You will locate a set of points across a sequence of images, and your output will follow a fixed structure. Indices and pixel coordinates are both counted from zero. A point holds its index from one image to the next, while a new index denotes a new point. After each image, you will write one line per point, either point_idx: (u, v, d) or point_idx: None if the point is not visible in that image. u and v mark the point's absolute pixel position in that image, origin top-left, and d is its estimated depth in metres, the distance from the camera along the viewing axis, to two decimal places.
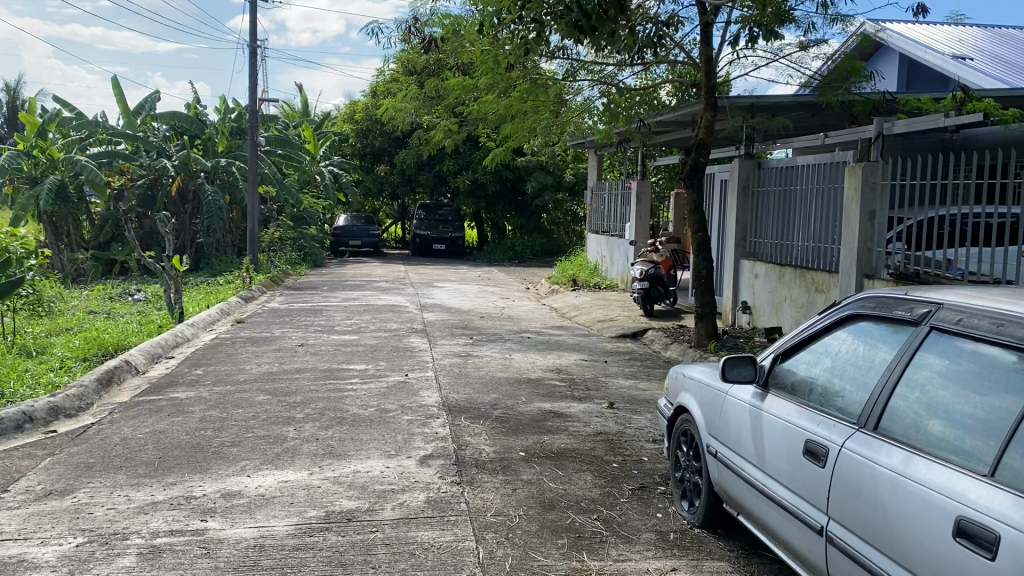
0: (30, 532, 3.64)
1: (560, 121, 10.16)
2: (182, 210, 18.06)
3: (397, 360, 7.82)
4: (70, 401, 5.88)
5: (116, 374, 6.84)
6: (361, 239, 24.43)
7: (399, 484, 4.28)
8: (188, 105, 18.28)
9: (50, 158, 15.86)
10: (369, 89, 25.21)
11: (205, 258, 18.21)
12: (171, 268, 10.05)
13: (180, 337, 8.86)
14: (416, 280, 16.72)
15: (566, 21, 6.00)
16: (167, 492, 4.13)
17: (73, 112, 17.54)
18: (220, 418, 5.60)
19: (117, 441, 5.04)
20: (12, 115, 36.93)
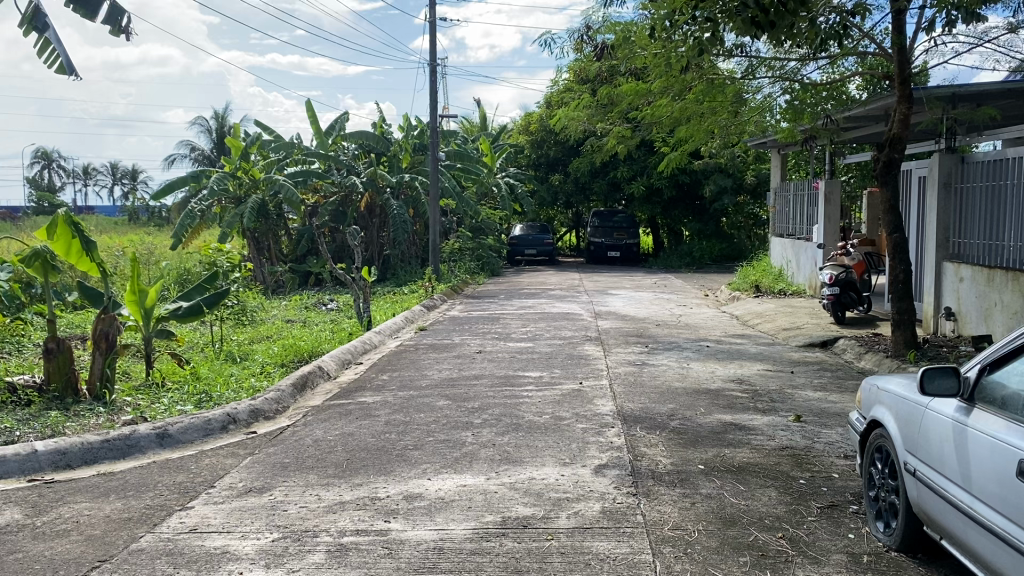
0: (233, 526, 3.90)
1: (739, 122, 9.84)
2: (370, 224, 18.94)
3: (572, 368, 7.82)
4: (269, 404, 6.28)
5: (311, 379, 7.25)
6: (537, 248, 24.74)
7: (574, 493, 4.25)
8: (375, 125, 19.29)
9: (252, 179, 17.13)
10: (544, 100, 25.54)
11: (391, 269, 19.06)
12: (360, 279, 10.59)
13: (368, 344, 9.32)
14: (591, 287, 16.73)
15: (742, 19, 5.78)
16: (355, 493, 4.31)
17: (273, 135, 18.89)
18: (403, 422, 5.81)
19: (310, 443, 5.34)
20: (221, 140, 40.40)
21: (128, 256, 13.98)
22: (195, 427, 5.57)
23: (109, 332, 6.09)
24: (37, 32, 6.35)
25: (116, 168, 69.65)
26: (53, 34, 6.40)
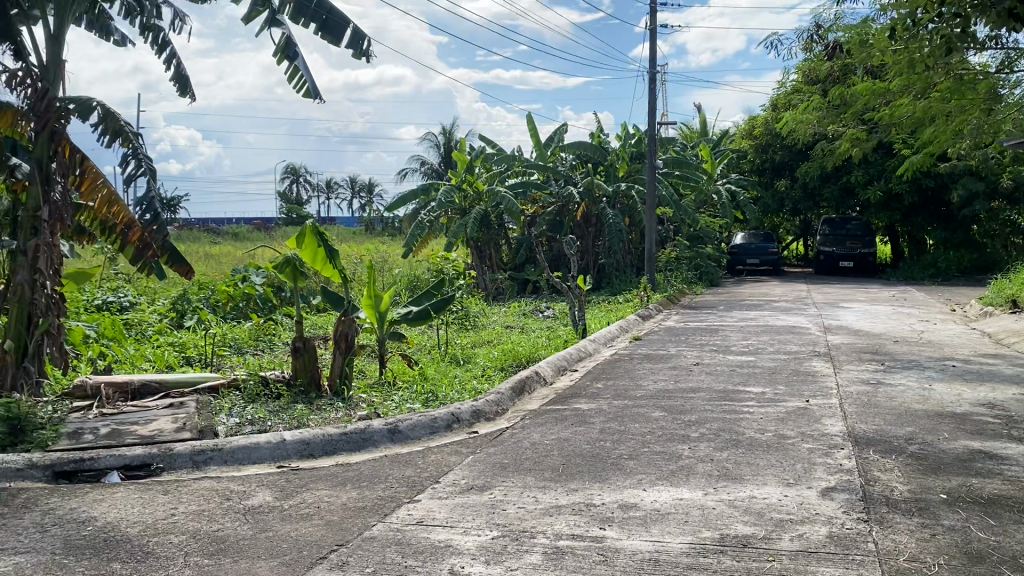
0: (456, 521, 4.08)
1: (993, 121, 8.97)
2: (587, 233, 19.08)
3: (797, 384, 7.46)
4: (490, 405, 6.51)
5: (528, 384, 7.43)
6: (760, 257, 23.89)
7: (798, 515, 4.06)
8: (594, 134, 19.49)
9: (476, 191, 17.89)
10: (769, 103, 24.65)
11: (608, 278, 19.14)
12: (576, 288, 10.72)
13: (584, 352, 9.42)
14: (819, 300, 15.89)
15: (998, 11, 5.29)
16: (571, 498, 4.37)
17: (496, 148, 19.63)
18: (619, 431, 5.82)
19: (528, 446, 5.48)
20: (448, 153, 42.48)
21: (365, 265, 15.06)
22: (422, 424, 5.88)
23: (348, 334, 6.57)
24: (289, 60, 7.00)
25: (355, 182, 75.27)
26: (302, 61, 7.03)
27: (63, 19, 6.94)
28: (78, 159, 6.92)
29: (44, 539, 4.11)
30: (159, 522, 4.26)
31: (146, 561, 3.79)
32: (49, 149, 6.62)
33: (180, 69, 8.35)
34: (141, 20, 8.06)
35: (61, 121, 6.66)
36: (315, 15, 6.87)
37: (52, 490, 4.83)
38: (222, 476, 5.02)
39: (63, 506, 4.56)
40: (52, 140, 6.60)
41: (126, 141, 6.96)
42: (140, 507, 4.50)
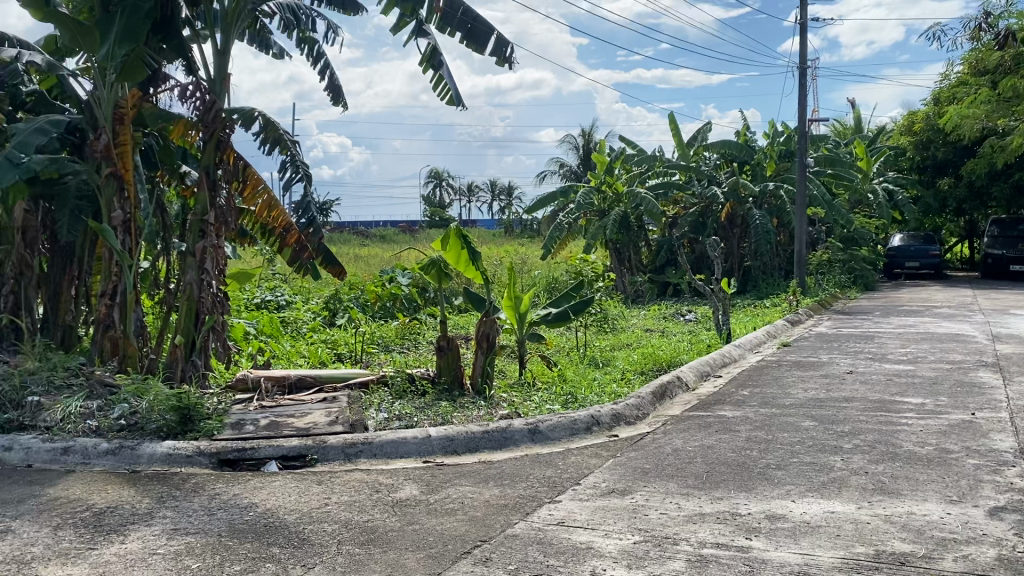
0: (597, 524, 4.08)
1: None
2: (731, 235, 18.52)
3: (961, 396, 7.00)
4: (630, 409, 6.46)
5: (670, 389, 7.32)
6: (919, 260, 22.57)
7: (963, 535, 3.81)
8: (739, 133, 19.00)
9: (615, 193, 17.79)
10: (930, 97, 23.27)
11: (753, 281, 18.61)
12: (720, 291, 10.48)
13: (728, 357, 9.19)
14: (986, 306, 14.85)
15: None
16: (715, 506, 4.28)
17: (636, 148, 19.49)
18: (765, 440, 5.65)
19: (670, 451, 5.41)
20: (587, 155, 42.47)
21: (505, 267, 15.27)
22: (563, 426, 5.91)
23: (490, 334, 6.67)
24: (434, 69, 7.20)
25: (496, 185, 76.56)
26: (446, 70, 7.22)
27: (229, 35, 7.40)
28: (241, 166, 7.37)
29: (211, 521, 4.41)
30: (313, 511, 4.48)
31: (302, 547, 4.00)
32: (216, 157, 7.11)
33: (333, 79, 8.76)
34: (297, 33, 8.52)
35: (226, 130, 7.10)
36: (460, 25, 7.02)
37: (217, 476, 5.18)
38: (371, 469, 5.22)
39: (227, 491, 4.88)
40: (218, 148, 7.08)
41: (284, 148, 7.34)
42: (296, 496, 4.74)
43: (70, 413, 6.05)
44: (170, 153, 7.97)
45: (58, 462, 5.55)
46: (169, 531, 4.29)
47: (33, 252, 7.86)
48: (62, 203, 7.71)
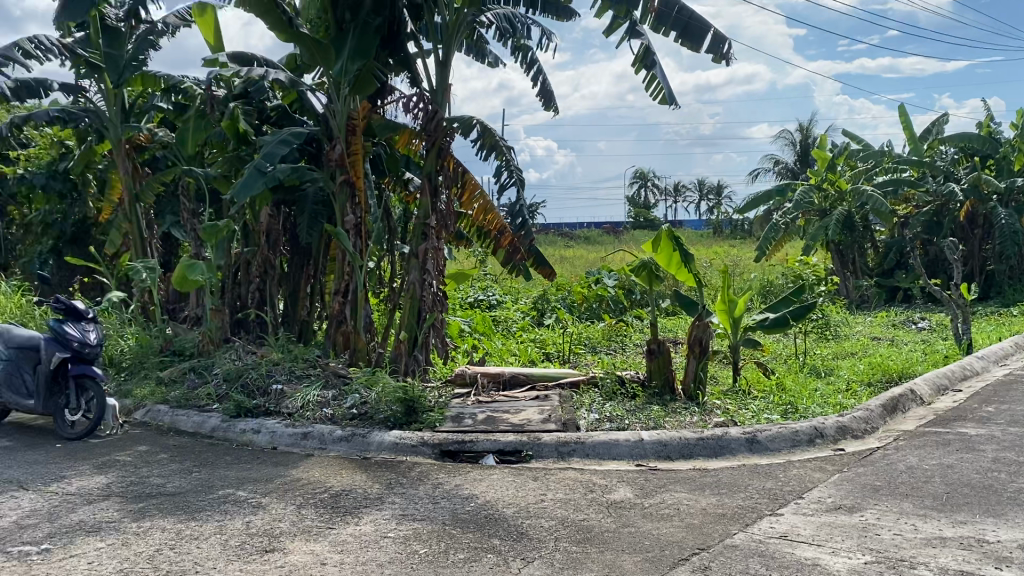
0: (824, 540, 3.90)
1: None
2: (971, 236, 17.01)
3: None
4: (857, 422, 6.10)
5: (902, 402, 6.84)
6: None
7: None
8: (981, 125, 17.42)
9: (839, 190, 16.79)
10: None
11: (996, 287, 17.00)
12: (959, 298, 9.66)
13: (968, 370, 8.46)
14: None
15: None
16: (957, 530, 3.96)
17: (861, 143, 18.39)
18: (1016, 462, 5.14)
19: (903, 469, 5.06)
20: (804, 152, 40.55)
21: (718, 269, 14.91)
22: (783, 437, 5.68)
23: (702, 339, 6.51)
24: (647, 69, 7.16)
25: (705, 185, 75.04)
26: (660, 69, 7.15)
27: (450, 46, 7.74)
28: (460, 172, 7.72)
29: (435, 510, 4.64)
30: (531, 506, 4.60)
31: (522, 540, 4.12)
32: (437, 164, 7.46)
33: (546, 84, 8.94)
34: (512, 41, 8.77)
35: (447, 138, 7.45)
36: (675, 24, 6.93)
37: (439, 467, 5.45)
38: (585, 468, 5.28)
39: (449, 481, 5.11)
40: (439, 155, 7.42)
41: (500, 154, 7.58)
42: (514, 490, 4.89)
43: (308, 401, 6.58)
44: (395, 161, 8.50)
45: (298, 446, 6.06)
46: (398, 516, 4.56)
47: (275, 253, 8.59)
48: (302, 209, 8.41)
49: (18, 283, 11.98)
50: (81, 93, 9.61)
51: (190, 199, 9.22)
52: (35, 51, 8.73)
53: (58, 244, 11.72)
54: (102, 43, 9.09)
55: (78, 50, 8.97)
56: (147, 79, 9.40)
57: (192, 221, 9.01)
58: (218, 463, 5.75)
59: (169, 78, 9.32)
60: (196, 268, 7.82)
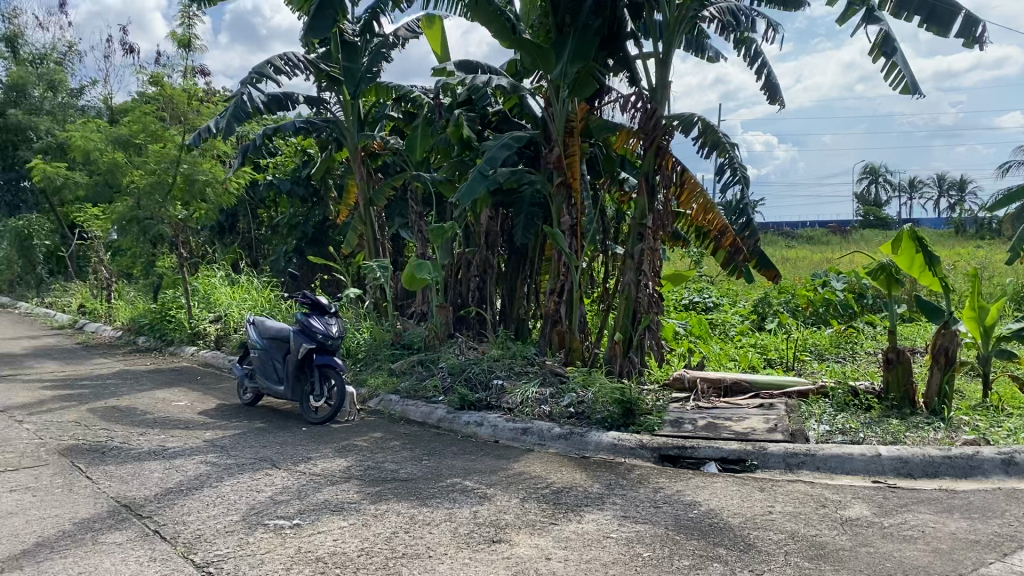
0: None
1: None
2: None
3: None
4: None
5: None
6: None
7: None
8: None
9: None
10: None
11: None
12: None
13: None
14: None
15: None
16: None
17: None
18: None
19: None
20: None
21: (962, 273, 13.68)
22: None
23: (949, 349, 5.96)
24: (886, 56, 6.70)
25: (942, 180, 69.21)
26: (900, 56, 6.67)
27: (671, 43, 7.63)
28: (679, 171, 7.58)
29: (658, 513, 4.60)
30: (758, 517, 4.45)
31: (749, 552, 3.99)
32: (655, 163, 7.37)
33: (770, 77, 8.60)
34: (735, 35, 8.51)
35: (666, 136, 7.34)
36: (919, 7, 6.45)
37: (660, 470, 5.40)
38: (816, 482, 5.03)
39: (670, 486, 5.05)
40: (657, 154, 7.32)
41: (722, 152, 7.38)
42: (739, 499, 4.75)
43: (527, 397, 6.75)
44: (612, 162, 8.49)
45: (519, 440, 6.24)
46: (620, 517, 4.57)
47: (494, 253, 8.88)
48: (519, 210, 8.58)
49: (268, 280, 13.17)
50: (323, 105, 10.39)
51: (418, 202, 9.71)
52: (285, 67, 9.54)
53: (300, 244, 12.65)
54: (342, 57, 9.83)
55: (323, 66, 9.78)
56: (380, 90, 10.01)
57: (419, 222, 9.49)
58: (445, 453, 6.03)
59: (400, 88, 9.88)
60: (423, 267, 8.22)
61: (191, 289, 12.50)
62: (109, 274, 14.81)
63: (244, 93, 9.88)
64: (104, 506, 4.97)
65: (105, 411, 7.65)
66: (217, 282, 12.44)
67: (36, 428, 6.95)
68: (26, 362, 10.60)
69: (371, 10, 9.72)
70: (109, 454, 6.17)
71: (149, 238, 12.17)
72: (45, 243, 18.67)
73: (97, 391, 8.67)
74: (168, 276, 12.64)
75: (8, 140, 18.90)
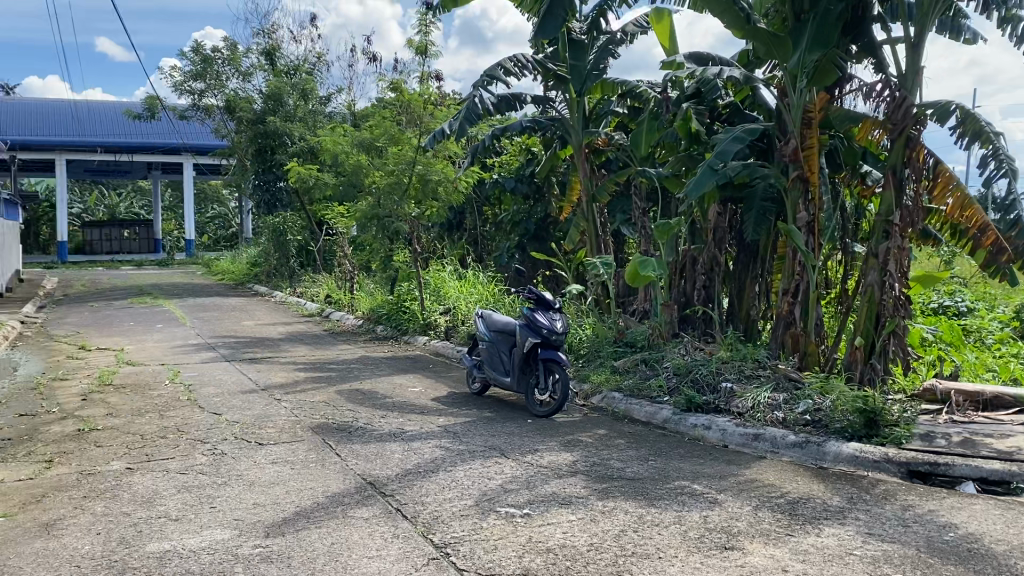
0: None
1: None
2: None
3: None
4: None
5: None
6: None
7: None
8: None
9: None
10: None
11: None
12: None
13: None
14: None
15: None
16: None
17: None
18: None
19: None
20: None
21: None
22: None
23: None
24: None
25: None
26: None
27: (925, 26, 7.04)
28: (932, 163, 6.97)
29: (907, 534, 4.27)
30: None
31: None
32: (904, 155, 6.82)
33: None
34: (999, 13, 7.71)
35: (918, 126, 6.78)
36: None
37: (909, 487, 5.03)
38: None
39: (921, 505, 4.67)
40: (907, 145, 6.78)
41: (985, 142, 6.71)
42: (1004, 526, 4.31)
43: (758, 402, 6.52)
44: (854, 154, 7.93)
45: (749, 446, 6.06)
46: (864, 534, 4.29)
47: (721, 250, 8.62)
48: (750, 206, 8.18)
49: (494, 275, 13.63)
50: (549, 104, 10.56)
51: (642, 199, 9.62)
52: (514, 69, 9.80)
53: (523, 240, 12.91)
54: (569, 55, 9.89)
55: (550, 65, 9.88)
56: (606, 86, 10.01)
57: (643, 219, 9.38)
58: (672, 454, 5.95)
59: (626, 83, 9.83)
60: (647, 264, 8.13)
61: (423, 282, 13.20)
62: (351, 267, 15.98)
63: (476, 95, 10.25)
64: (352, 482, 5.35)
65: (349, 394, 8.26)
66: (447, 276, 13.03)
67: (292, 406, 7.63)
68: (282, 346, 11.68)
69: (598, 7, 9.75)
70: (355, 434, 6.64)
71: (386, 234, 12.98)
72: (296, 237, 20.49)
73: (342, 375, 9.38)
74: (403, 270, 13.41)
75: (267, 145, 20.93)
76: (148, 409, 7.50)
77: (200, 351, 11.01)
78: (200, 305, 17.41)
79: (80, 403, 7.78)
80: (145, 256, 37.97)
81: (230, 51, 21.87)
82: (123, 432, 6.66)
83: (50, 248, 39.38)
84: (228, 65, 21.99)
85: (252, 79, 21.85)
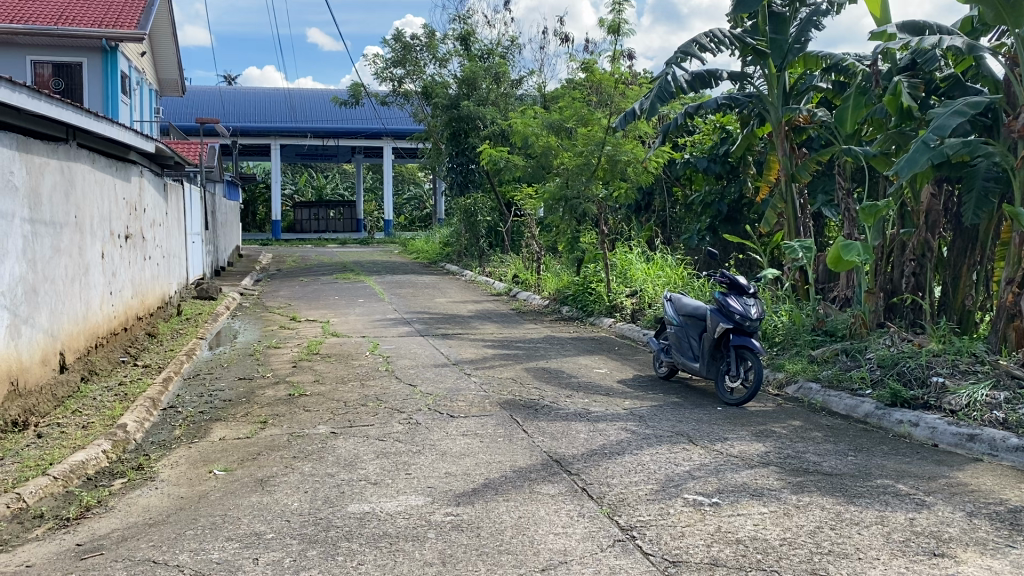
0: None
1: None
2: None
3: None
4: None
5: None
6: None
7: None
8: None
9: None
10: None
11: None
12: None
13: None
14: None
15: None
16: None
17: None
18: None
19: None
20: None
21: None
22: None
23: None
24: None
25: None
26: None
27: None
28: None
29: None
30: None
31: None
32: None
33: None
34: None
35: None
36: None
37: None
38: None
39: None
40: None
41: None
42: None
43: (976, 400, 6.01)
44: None
45: (964, 447, 5.60)
46: None
47: (935, 235, 8.03)
48: (970, 187, 7.50)
49: (684, 257, 13.39)
50: (746, 79, 10.13)
51: (846, 178, 9.06)
52: (710, 44, 9.46)
53: (714, 222, 12.55)
54: (769, 29, 9.48)
55: (748, 40, 9.48)
56: (809, 61, 9.52)
57: (847, 200, 8.86)
58: (875, 451, 5.60)
59: (832, 57, 9.32)
60: (851, 248, 7.65)
61: (610, 264, 13.13)
62: (538, 248, 16.19)
63: (668, 73, 10.01)
64: (539, 458, 5.43)
65: (537, 372, 8.41)
66: (635, 258, 12.93)
67: (482, 381, 7.87)
68: (473, 322, 12.05)
69: None
70: (541, 411, 6.72)
71: (574, 216, 13.05)
72: (486, 218, 21.02)
73: (529, 353, 9.54)
74: (589, 251, 13.39)
75: (461, 128, 21.51)
76: (350, 377, 7.98)
77: (397, 325, 11.57)
78: (397, 282, 18.28)
79: (291, 370, 8.40)
80: (348, 236, 40.29)
81: (428, 37, 22.61)
82: (328, 398, 7.12)
83: (264, 227, 42.69)
84: (426, 51, 22.80)
85: (448, 64, 22.55)
